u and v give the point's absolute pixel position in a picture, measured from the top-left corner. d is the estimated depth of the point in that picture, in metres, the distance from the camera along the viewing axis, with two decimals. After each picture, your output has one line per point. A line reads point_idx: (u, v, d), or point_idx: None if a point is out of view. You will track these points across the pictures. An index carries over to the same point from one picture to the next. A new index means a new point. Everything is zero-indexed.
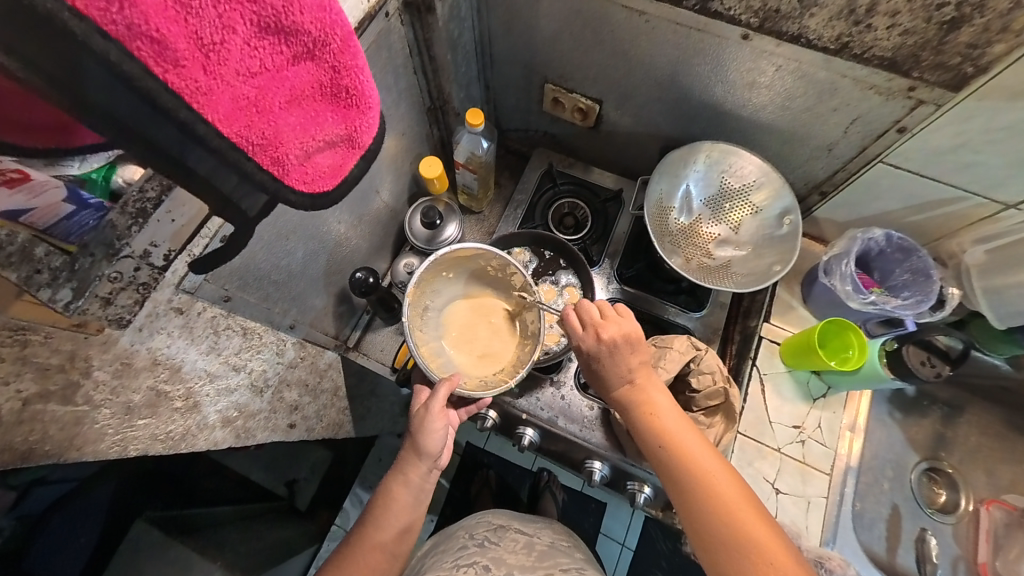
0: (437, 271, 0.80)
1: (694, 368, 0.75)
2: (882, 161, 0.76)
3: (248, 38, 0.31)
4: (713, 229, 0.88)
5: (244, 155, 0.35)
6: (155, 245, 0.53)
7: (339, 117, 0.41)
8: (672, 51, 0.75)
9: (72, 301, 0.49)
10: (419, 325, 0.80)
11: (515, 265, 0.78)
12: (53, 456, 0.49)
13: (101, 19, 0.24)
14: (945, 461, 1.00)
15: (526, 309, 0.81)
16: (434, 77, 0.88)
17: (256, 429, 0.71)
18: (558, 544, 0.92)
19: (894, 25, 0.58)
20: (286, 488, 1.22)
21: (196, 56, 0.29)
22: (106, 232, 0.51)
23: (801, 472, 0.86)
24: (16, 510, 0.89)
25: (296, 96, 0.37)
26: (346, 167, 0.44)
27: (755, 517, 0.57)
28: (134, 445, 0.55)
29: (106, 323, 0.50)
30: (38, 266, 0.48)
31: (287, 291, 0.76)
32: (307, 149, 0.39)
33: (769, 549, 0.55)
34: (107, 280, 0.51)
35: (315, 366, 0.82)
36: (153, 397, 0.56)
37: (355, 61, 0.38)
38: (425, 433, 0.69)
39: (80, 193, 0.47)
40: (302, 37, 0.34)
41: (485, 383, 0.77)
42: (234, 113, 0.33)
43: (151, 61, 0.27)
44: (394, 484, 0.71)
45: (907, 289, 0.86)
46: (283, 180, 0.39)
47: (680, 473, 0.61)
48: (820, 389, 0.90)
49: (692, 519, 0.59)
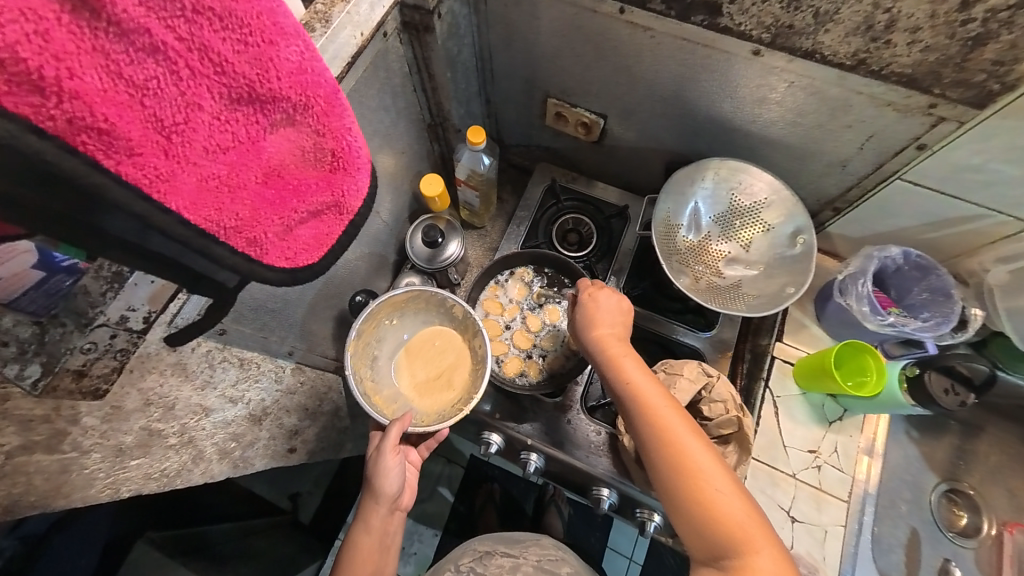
0: (377, 320, 0.79)
1: (705, 396, 0.72)
2: (900, 178, 0.73)
3: (218, 112, 0.30)
4: (723, 246, 0.85)
5: (216, 241, 0.34)
6: (131, 310, 0.55)
7: (324, 183, 0.40)
8: (676, 67, 0.73)
9: (40, 378, 0.51)
10: (369, 376, 0.77)
11: (454, 297, 0.79)
12: (40, 507, 0.48)
13: (36, 116, 0.22)
14: (965, 482, 0.97)
15: (474, 336, 0.79)
16: (433, 95, 0.85)
17: (253, 457, 0.65)
18: (544, 565, 0.88)
19: (914, 42, 0.56)
20: (290, 501, 1.27)
21: (155, 140, 0.27)
22: (79, 302, 0.54)
23: (817, 498, 0.83)
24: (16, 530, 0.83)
25: (273, 168, 0.36)
26: (332, 235, 0.44)
27: (727, 489, 0.54)
28: (126, 487, 0.53)
29: (81, 395, 0.51)
30: (8, 339, 0.51)
31: (284, 319, 0.72)
32: (287, 224, 0.39)
33: (738, 519, 0.52)
34: (80, 352, 0.53)
35: (316, 390, 0.74)
36: (145, 437, 0.54)
37: (339, 121, 0.37)
38: (380, 476, 0.67)
39: (50, 256, 0.48)
40: (279, 103, 0.33)
41: (442, 416, 0.75)
42: (201, 197, 0.31)
43: (101, 154, 0.25)
44: (356, 534, 0.69)
45: (926, 309, 0.83)
46: (261, 260, 0.38)
47: (651, 438, 0.57)
48: (836, 412, 0.87)
49: (662, 482, 0.56)
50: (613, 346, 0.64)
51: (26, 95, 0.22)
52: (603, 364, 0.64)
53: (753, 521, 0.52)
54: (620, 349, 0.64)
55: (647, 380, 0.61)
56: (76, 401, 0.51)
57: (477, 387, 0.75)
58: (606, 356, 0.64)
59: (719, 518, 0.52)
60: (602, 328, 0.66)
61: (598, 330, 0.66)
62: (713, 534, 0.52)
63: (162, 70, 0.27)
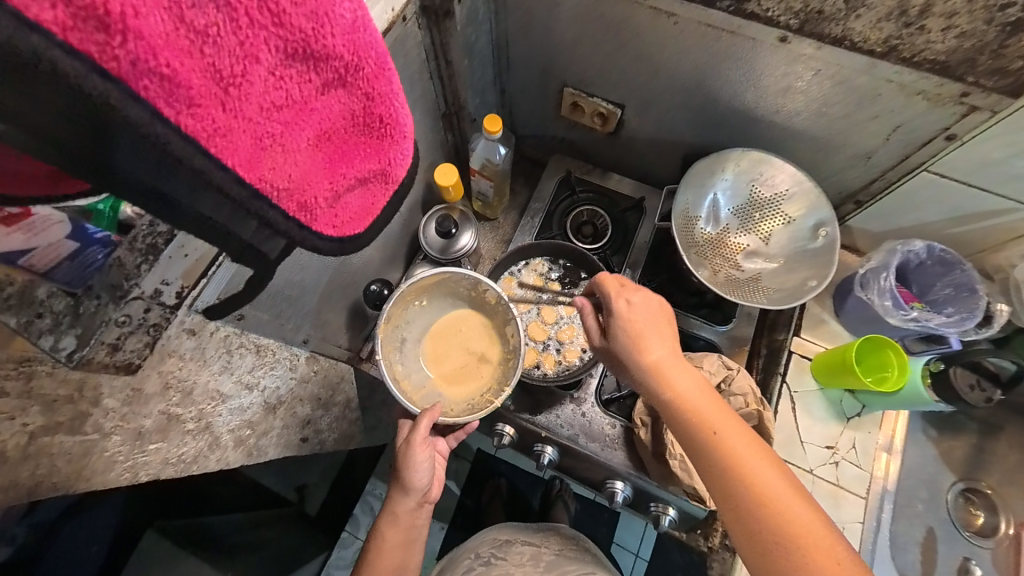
0: (405, 303, 0.78)
1: (726, 388, 0.71)
2: (927, 170, 0.72)
3: (273, 67, 0.28)
4: (742, 239, 0.85)
5: (269, 203, 0.31)
6: (166, 283, 0.52)
7: (371, 149, 0.38)
8: (698, 55, 0.71)
9: (76, 350, 0.47)
10: (396, 360, 0.77)
11: (487, 282, 0.77)
12: (61, 490, 0.45)
13: (100, 55, 0.20)
14: (982, 481, 0.96)
15: (506, 324, 0.78)
16: (450, 83, 0.84)
17: (268, 446, 0.67)
18: (566, 553, 0.88)
19: (949, 28, 0.54)
20: (296, 493, 1.24)
21: (213, 92, 0.25)
22: (113, 273, 0.50)
23: (835, 495, 0.83)
24: (29, 519, 0.80)
25: (323, 130, 0.34)
26: (377, 206, 0.41)
27: (806, 512, 0.48)
28: (144, 471, 0.51)
29: (114, 369, 0.49)
30: (40, 310, 0.47)
31: (299, 307, 0.72)
32: (336, 190, 0.36)
33: (829, 550, 0.46)
34: (115, 325, 0.50)
35: (329, 380, 0.79)
36: (165, 422, 0.53)
37: (388, 86, 0.35)
38: (409, 471, 0.69)
39: (86, 228, 0.46)
40: (334, 62, 0.31)
41: (469, 409, 0.74)
42: (257, 155, 0.29)
43: (162, 102, 0.23)
44: (384, 526, 0.71)
45: (949, 305, 0.81)
46: (311, 226, 0.35)
47: (716, 464, 0.52)
48: (854, 408, 0.86)
49: (733, 514, 0.50)
50: (670, 376, 0.57)
51: (92, 33, 0.20)
52: (661, 399, 0.57)
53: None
54: (667, 361, 0.57)
55: (718, 416, 0.54)
56: (106, 376, 0.49)
57: (506, 379, 0.74)
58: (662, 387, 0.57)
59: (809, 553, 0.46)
60: (640, 340, 0.59)
61: (638, 342, 0.59)
62: (804, 573, 0.46)
63: (222, 16, 0.24)
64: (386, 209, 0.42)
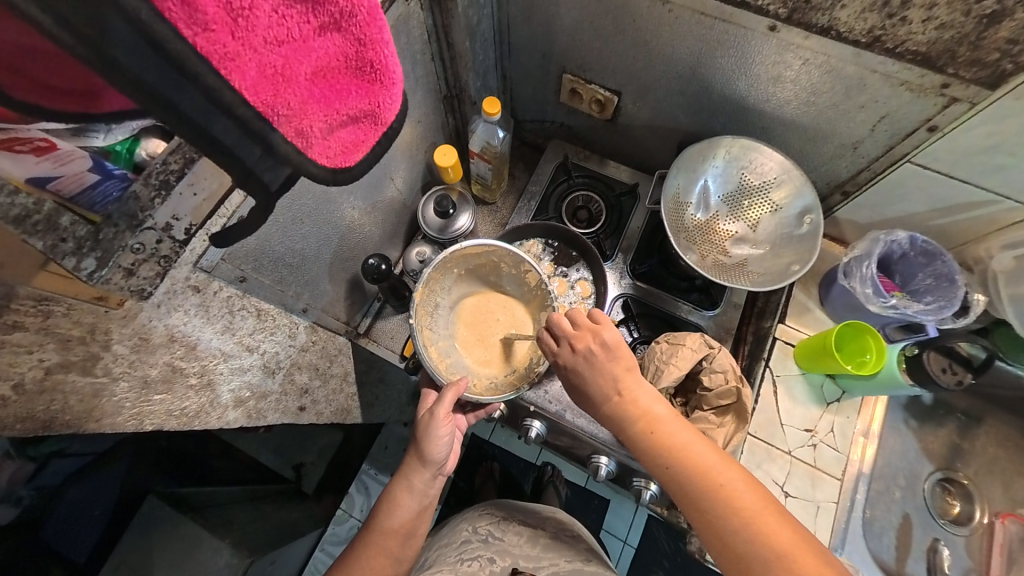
0: (445, 270, 0.82)
1: (707, 366, 0.75)
2: (910, 161, 0.74)
3: (277, 6, 0.30)
4: (730, 226, 0.87)
5: (270, 126, 0.33)
6: (177, 218, 0.50)
7: (364, 92, 0.39)
8: (693, 43, 0.73)
9: (96, 271, 0.46)
10: (428, 324, 0.81)
11: (531, 262, 0.79)
12: (72, 427, 0.48)
13: None
14: (960, 472, 0.97)
15: (541, 308, 0.83)
16: (451, 64, 0.86)
17: (267, 410, 0.73)
18: (562, 536, 0.91)
19: (930, 19, 0.56)
20: (293, 471, 1.27)
21: (225, 20, 0.27)
22: (130, 205, 0.48)
23: (812, 475, 0.85)
24: (35, 481, 0.97)
25: (319, 68, 0.35)
26: (368, 144, 0.42)
27: (779, 522, 0.54)
28: (149, 419, 0.55)
29: (127, 295, 0.48)
30: (63, 235, 0.45)
31: (301, 275, 0.76)
32: (330, 124, 0.38)
33: (803, 554, 0.52)
34: (130, 252, 0.48)
35: (325, 351, 0.84)
36: (169, 372, 0.55)
37: (380, 35, 0.37)
38: (430, 440, 0.72)
39: (105, 163, 0.45)
40: (330, 7, 0.33)
41: (495, 387, 0.78)
42: (260, 82, 0.31)
43: (182, 23, 0.25)
44: (399, 489, 0.75)
45: (929, 294, 0.84)
46: (307, 153, 0.36)
47: (698, 490, 0.56)
48: (834, 394, 0.89)
49: (715, 538, 0.55)
50: (639, 404, 0.61)
51: None
52: (632, 428, 0.61)
53: (824, 561, 0.52)
54: (635, 390, 0.62)
55: (685, 436, 0.60)
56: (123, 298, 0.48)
57: (536, 364, 0.79)
58: (631, 415, 0.61)
59: (788, 561, 0.51)
60: (607, 379, 0.62)
61: (607, 382, 0.62)
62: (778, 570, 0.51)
63: None
64: (378, 152, 0.43)
